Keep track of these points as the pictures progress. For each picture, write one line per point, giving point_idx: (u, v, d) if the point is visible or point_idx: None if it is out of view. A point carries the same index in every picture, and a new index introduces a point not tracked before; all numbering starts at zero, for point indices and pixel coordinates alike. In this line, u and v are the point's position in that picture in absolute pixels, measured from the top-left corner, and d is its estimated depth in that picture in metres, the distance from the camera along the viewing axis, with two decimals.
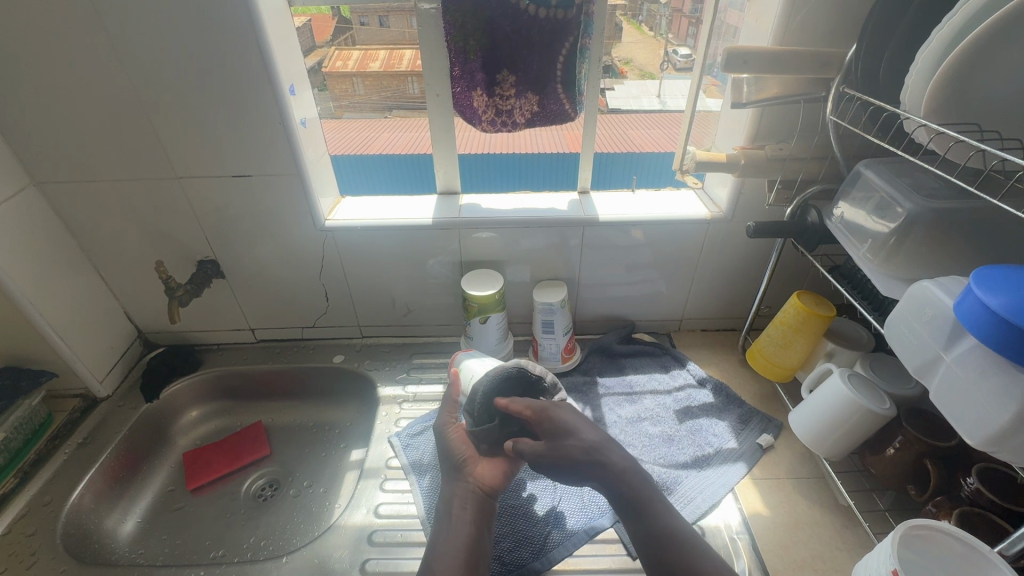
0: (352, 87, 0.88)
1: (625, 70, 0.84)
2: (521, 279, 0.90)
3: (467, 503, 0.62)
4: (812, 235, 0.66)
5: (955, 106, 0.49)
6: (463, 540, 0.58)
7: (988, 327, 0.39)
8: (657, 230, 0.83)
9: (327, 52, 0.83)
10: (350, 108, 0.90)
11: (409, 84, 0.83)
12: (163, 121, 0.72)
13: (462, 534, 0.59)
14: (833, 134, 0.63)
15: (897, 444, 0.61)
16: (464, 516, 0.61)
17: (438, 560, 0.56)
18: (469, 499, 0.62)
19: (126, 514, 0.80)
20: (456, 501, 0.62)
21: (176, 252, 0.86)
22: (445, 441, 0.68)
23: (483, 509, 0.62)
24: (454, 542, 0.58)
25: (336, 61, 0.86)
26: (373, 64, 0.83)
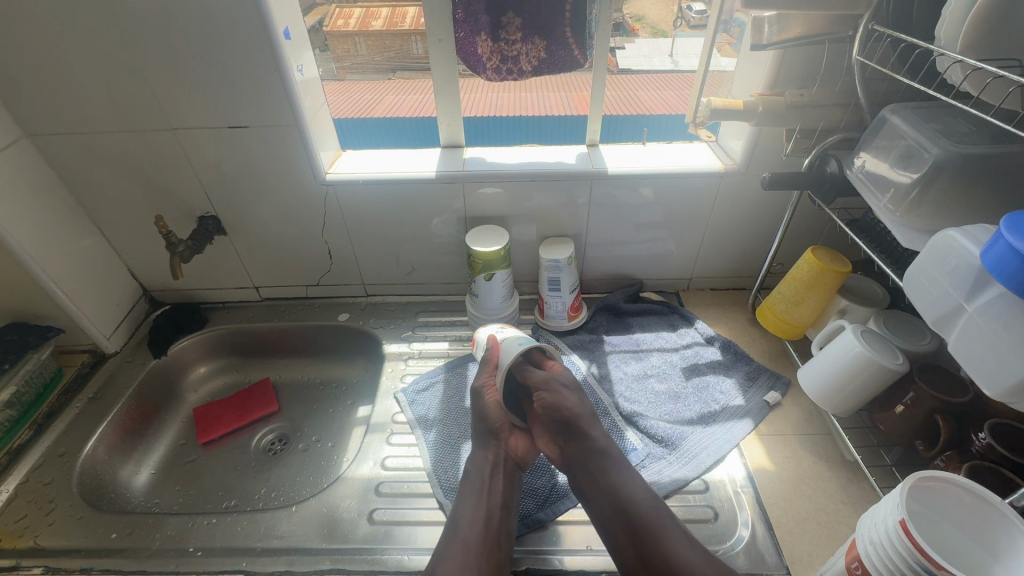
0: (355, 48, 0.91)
1: (637, 29, 0.79)
2: (527, 237, 0.89)
3: (498, 471, 0.63)
4: (832, 186, 0.64)
5: (997, 40, 0.45)
6: (490, 509, 0.59)
7: (1017, 272, 0.37)
8: (667, 185, 0.80)
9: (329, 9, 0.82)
10: (353, 69, 0.89)
11: (412, 43, 0.81)
12: (155, 68, 0.69)
13: (491, 502, 0.60)
14: (858, 77, 0.59)
15: (908, 401, 0.60)
16: (496, 485, 0.62)
17: (466, 520, 0.58)
18: (499, 466, 0.64)
19: (140, 466, 0.82)
20: (488, 468, 0.64)
21: (177, 207, 0.84)
22: (480, 403, 0.69)
23: (508, 475, 0.64)
24: (482, 506, 0.59)
25: (339, 20, 0.89)
26: (378, 24, 0.86)
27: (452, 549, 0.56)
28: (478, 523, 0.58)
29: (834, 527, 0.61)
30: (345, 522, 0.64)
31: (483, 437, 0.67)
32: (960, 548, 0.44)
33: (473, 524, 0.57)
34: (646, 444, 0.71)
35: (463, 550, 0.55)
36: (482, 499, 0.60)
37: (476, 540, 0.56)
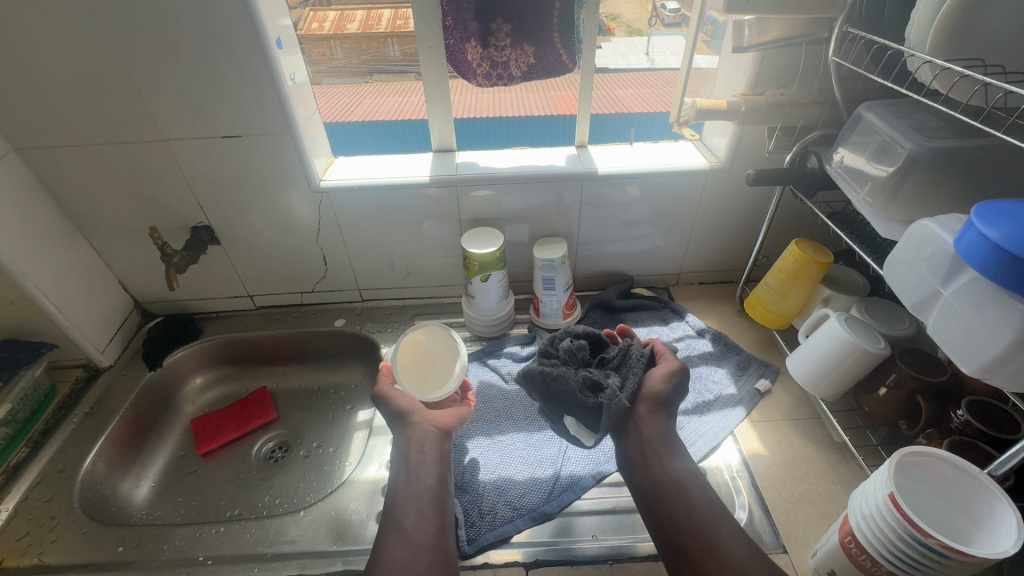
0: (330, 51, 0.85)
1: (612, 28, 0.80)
2: (519, 238, 0.90)
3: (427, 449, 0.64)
4: (812, 181, 0.67)
5: (963, 41, 0.48)
6: (424, 490, 0.60)
7: (988, 258, 0.40)
8: (656, 184, 0.83)
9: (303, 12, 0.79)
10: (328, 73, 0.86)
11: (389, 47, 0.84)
12: (146, 79, 0.69)
13: (426, 481, 0.61)
14: (834, 77, 0.62)
15: (891, 382, 0.63)
16: (425, 461, 0.63)
17: (404, 507, 0.59)
18: (427, 445, 0.64)
19: (140, 479, 0.81)
20: (414, 449, 0.64)
21: (169, 218, 0.84)
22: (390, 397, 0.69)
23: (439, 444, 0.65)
24: (421, 487, 0.61)
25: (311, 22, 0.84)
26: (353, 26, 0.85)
27: (394, 541, 0.56)
28: (414, 508, 0.59)
29: (826, 506, 0.63)
30: (354, 524, 0.65)
31: (402, 424, 0.66)
32: (945, 525, 0.47)
33: (414, 512, 0.58)
34: None
35: (407, 542, 0.56)
36: (413, 480, 0.62)
37: (414, 526, 0.57)
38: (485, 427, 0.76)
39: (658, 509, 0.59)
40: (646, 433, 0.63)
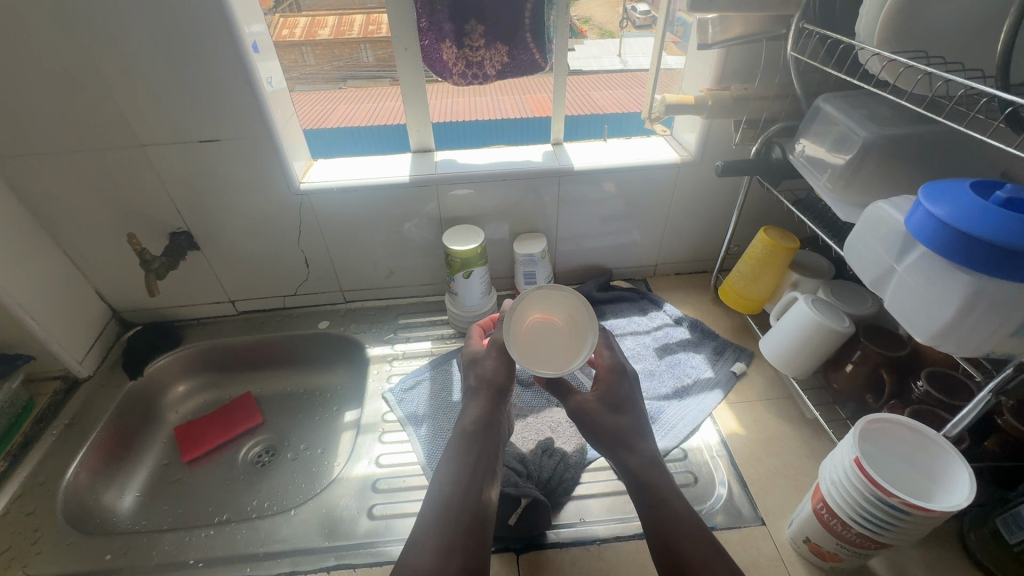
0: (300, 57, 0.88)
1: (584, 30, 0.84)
2: (500, 234, 0.92)
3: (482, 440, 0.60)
4: (777, 171, 0.71)
5: (907, 34, 0.52)
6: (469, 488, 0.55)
7: (934, 234, 0.44)
8: (630, 178, 0.85)
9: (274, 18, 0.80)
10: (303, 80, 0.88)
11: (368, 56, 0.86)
12: (119, 85, 0.69)
13: (474, 479, 0.56)
14: (793, 71, 0.66)
15: (856, 359, 0.67)
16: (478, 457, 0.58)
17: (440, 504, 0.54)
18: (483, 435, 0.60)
19: (124, 489, 0.80)
20: (468, 441, 0.59)
21: (146, 224, 0.83)
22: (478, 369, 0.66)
23: (473, 436, 0.59)
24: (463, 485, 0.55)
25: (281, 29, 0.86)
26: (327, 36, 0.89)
27: (427, 542, 0.51)
28: (453, 508, 0.54)
29: (800, 480, 0.67)
30: (346, 520, 0.65)
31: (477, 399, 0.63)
32: (924, 488, 0.49)
33: (452, 512, 0.53)
34: None
35: (439, 544, 0.51)
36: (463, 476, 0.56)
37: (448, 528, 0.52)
38: None
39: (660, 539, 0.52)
40: (641, 454, 0.58)
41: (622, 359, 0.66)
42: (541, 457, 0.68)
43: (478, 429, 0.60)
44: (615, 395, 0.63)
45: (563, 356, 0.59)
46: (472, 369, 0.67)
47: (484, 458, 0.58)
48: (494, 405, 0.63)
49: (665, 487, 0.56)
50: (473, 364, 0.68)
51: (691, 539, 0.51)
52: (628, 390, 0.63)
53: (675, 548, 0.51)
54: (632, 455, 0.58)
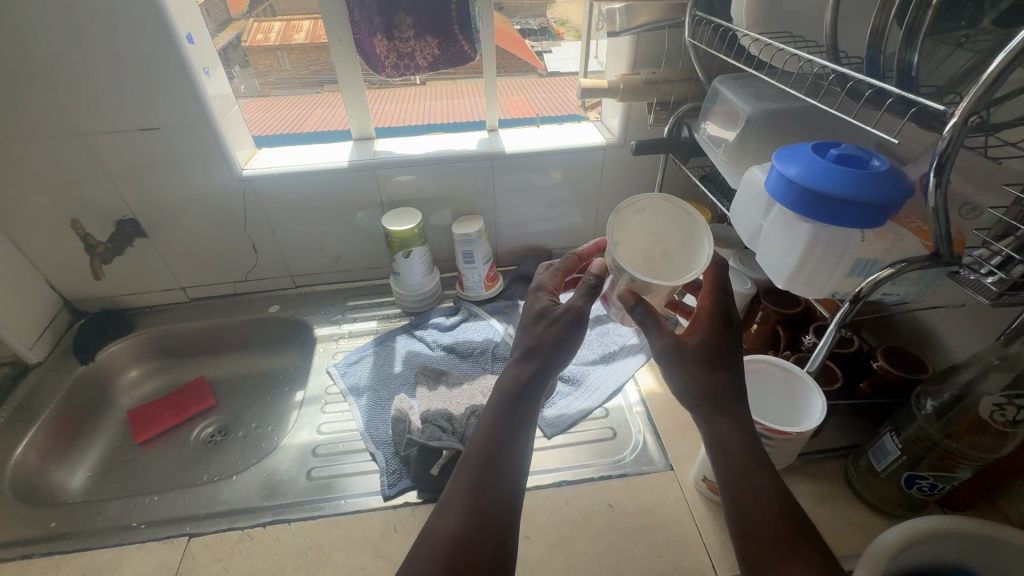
0: (278, 61, 0.96)
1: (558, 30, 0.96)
2: (441, 217, 0.96)
3: (526, 399, 0.53)
4: (685, 149, 0.77)
5: (773, 17, 0.58)
6: (509, 452, 0.50)
7: (784, 191, 0.49)
8: (560, 160, 0.91)
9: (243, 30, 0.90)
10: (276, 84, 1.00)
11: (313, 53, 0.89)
12: (59, 74, 0.72)
13: (515, 442, 0.51)
14: (693, 56, 0.71)
15: (760, 319, 0.73)
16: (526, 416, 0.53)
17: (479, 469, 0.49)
18: (532, 393, 0.54)
19: (75, 469, 0.83)
20: (514, 401, 0.53)
21: (92, 212, 0.86)
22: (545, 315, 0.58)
23: (514, 393, 0.53)
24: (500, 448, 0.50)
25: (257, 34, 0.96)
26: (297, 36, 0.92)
27: (462, 506, 0.47)
28: (496, 471, 0.49)
29: None
30: (285, 481, 0.69)
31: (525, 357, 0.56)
32: (791, 416, 0.56)
33: (496, 476, 0.49)
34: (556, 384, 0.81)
35: (478, 510, 0.47)
36: (506, 442, 0.51)
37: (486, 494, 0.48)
38: (411, 388, 0.81)
39: (740, 507, 0.47)
40: (730, 420, 0.51)
41: (729, 307, 0.56)
42: (468, 418, 0.72)
43: (526, 385, 0.54)
44: (717, 347, 0.53)
45: (699, 252, 0.54)
46: (535, 322, 0.58)
47: (524, 418, 0.53)
48: (554, 356, 0.55)
49: (750, 455, 0.49)
50: (539, 316, 0.58)
51: (772, 508, 0.46)
52: (730, 342, 0.54)
53: (754, 517, 0.46)
54: (724, 417, 0.51)
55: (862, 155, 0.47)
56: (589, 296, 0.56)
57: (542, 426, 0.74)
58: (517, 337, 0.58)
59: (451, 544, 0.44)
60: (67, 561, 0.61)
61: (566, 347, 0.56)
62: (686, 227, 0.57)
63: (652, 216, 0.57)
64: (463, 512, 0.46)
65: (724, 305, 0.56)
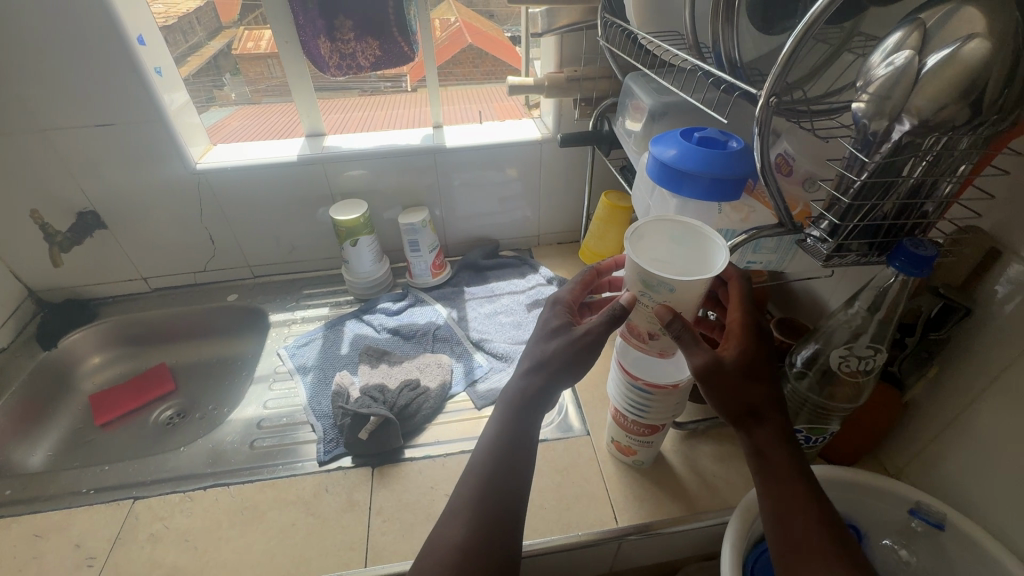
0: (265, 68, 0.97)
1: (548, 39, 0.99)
2: (390, 209, 1.02)
3: (535, 407, 0.52)
4: (605, 141, 0.83)
5: (660, 18, 0.64)
6: (518, 458, 0.50)
7: (656, 171, 0.55)
8: (499, 154, 0.97)
9: (237, 32, 0.95)
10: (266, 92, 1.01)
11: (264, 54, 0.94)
12: (18, 72, 0.77)
13: (522, 451, 0.51)
14: (608, 56, 0.76)
15: None
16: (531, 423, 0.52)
17: (489, 475, 0.49)
18: (544, 398, 0.52)
19: (36, 448, 0.87)
20: (526, 411, 0.52)
21: (53, 204, 0.90)
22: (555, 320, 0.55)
23: (526, 405, 0.52)
24: (508, 459, 0.50)
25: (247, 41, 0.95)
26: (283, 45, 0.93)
27: (468, 511, 0.47)
28: (504, 479, 0.49)
29: None
30: (230, 451, 0.74)
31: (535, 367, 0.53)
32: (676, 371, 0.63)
33: (506, 484, 0.49)
34: (490, 361, 0.86)
35: (488, 516, 0.47)
36: (515, 451, 0.50)
37: (495, 500, 0.48)
38: (354, 367, 0.86)
39: (778, 517, 0.47)
40: (770, 428, 0.49)
41: (759, 320, 0.52)
42: (402, 390, 0.77)
43: (534, 398, 0.52)
44: (754, 359, 0.49)
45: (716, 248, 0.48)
46: (549, 337, 0.54)
47: (532, 431, 0.52)
48: (571, 373, 0.52)
49: (785, 464, 0.48)
50: (554, 332, 0.54)
51: (807, 512, 0.46)
52: (768, 355, 0.50)
53: (792, 522, 0.46)
54: (763, 427, 0.49)
55: (722, 138, 0.55)
56: (610, 325, 0.50)
57: (474, 399, 0.79)
58: (528, 350, 0.54)
59: (461, 551, 0.45)
60: (19, 523, 0.66)
61: (584, 364, 0.52)
62: (696, 246, 0.50)
63: (657, 240, 0.51)
64: (466, 522, 0.46)
65: (755, 320, 0.51)
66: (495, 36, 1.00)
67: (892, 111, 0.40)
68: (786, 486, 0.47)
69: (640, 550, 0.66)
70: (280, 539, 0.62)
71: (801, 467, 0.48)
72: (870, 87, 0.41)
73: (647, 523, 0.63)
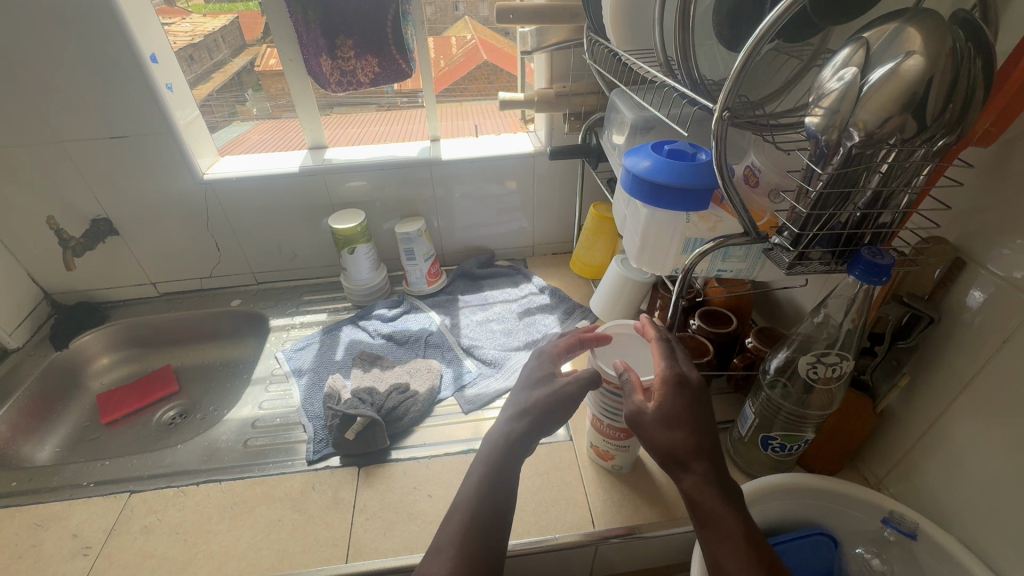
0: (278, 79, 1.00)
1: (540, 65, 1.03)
2: (388, 218, 1.06)
3: (519, 451, 0.54)
4: (594, 154, 0.85)
5: (638, 37, 0.67)
6: (497, 493, 0.51)
7: (627, 180, 0.58)
8: (492, 166, 1.00)
9: (257, 50, 1.00)
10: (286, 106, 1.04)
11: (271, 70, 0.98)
12: (40, 89, 0.82)
13: (501, 490, 0.51)
14: (595, 73, 0.79)
15: (659, 307, 0.81)
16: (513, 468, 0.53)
17: (465, 510, 0.50)
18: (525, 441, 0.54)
19: (43, 443, 0.91)
20: (506, 452, 0.53)
21: (68, 210, 0.95)
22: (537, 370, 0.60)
23: (510, 447, 0.54)
24: (489, 493, 0.51)
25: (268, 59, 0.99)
26: None
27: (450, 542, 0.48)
28: (483, 514, 0.49)
29: None
30: (223, 449, 0.77)
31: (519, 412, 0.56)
32: None
33: (485, 522, 0.49)
34: (479, 367, 0.88)
35: (465, 547, 0.47)
36: (494, 488, 0.51)
37: (474, 534, 0.48)
38: (348, 371, 0.88)
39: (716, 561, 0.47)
40: (695, 472, 0.49)
41: (683, 370, 0.54)
42: (391, 393, 0.79)
43: (519, 440, 0.54)
44: (679, 410, 0.50)
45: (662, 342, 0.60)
46: (532, 385, 0.58)
47: (514, 474, 0.53)
48: (549, 420, 0.56)
49: (712, 506, 0.48)
50: (537, 381, 0.59)
51: (734, 557, 0.46)
52: (689, 403, 0.51)
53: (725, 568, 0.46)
54: (687, 474, 0.49)
55: (690, 150, 0.57)
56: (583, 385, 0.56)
57: (462, 404, 0.81)
58: (512, 399, 0.58)
59: None
60: (21, 513, 0.69)
61: (563, 413, 0.56)
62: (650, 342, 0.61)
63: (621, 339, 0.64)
64: (451, 561, 0.46)
65: (678, 370, 0.53)
66: (509, 53, 1.09)
67: (841, 124, 0.42)
68: (719, 530, 0.47)
69: (618, 555, 0.67)
70: (266, 533, 0.65)
71: (729, 513, 0.47)
72: (823, 100, 0.43)
73: (624, 527, 0.64)
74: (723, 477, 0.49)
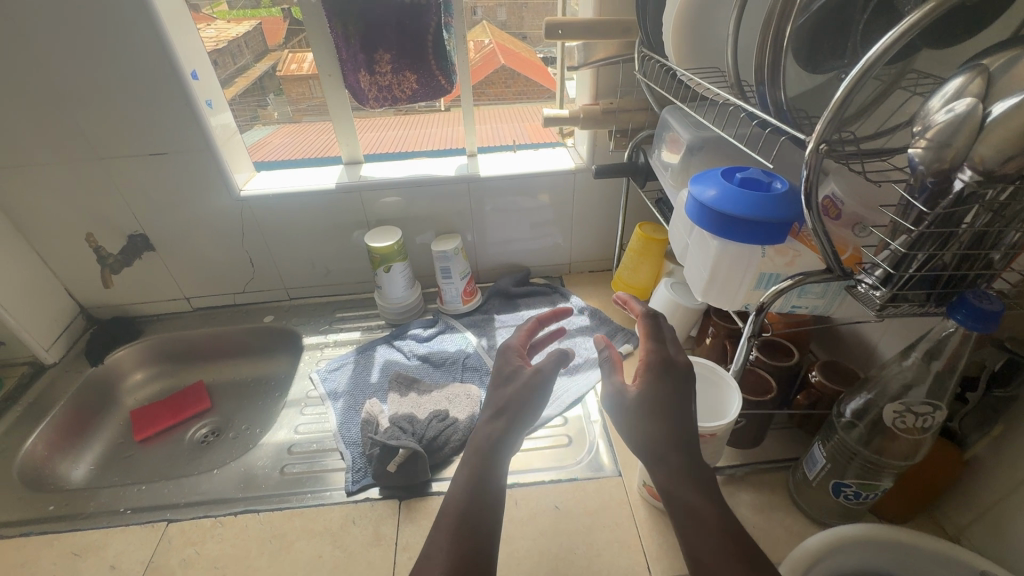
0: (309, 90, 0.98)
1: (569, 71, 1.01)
2: (424, 235, 1.03)
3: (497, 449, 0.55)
4: (641, 173, 0.82)
5: (699, 55, 0.64)
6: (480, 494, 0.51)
7: (691, 208, 0.55)
8: (531, 183, 0.97)
9: (280, 54, 0.97)
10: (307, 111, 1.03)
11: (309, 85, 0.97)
12: (82, 107, 0.82)
13: (483, 493, 0.51)
14: (644, 90, 0.75)
15: (711, 334, 0.77)
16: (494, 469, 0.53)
17: (448, 511, 0.50)
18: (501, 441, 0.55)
19: (78, 462, 0.90)
20: (485, 447, 0.55)
21: (106, 226, 0.95)
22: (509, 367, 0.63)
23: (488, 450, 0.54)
24: (469, 493, 0.51)
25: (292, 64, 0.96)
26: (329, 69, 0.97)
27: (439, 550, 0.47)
28: (468, 517, 0.49)
29: None
30: (260, 476, 0.75)
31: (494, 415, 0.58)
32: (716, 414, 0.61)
33: (468, 524, 0.48)
34: None
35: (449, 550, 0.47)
36: (474, 488, 0.51)
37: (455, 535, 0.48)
38: (384, 393, 0.86)
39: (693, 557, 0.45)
40: (672, 462, 0.49)
41: (670, 354, 0.55)
42: (431, 421, 0.77)
43: (498, 440, 0.55)
44: (662, 394, 0.52)
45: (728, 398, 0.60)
46: (503, 381, 0.61)
47: None
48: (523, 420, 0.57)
49: (688, 496, 0.47)
50: (507, 375, 0.62)
51: (710, 548, 0.44)
52: (673, 387, 0.52)
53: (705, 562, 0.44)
54: (662, 465, 0.49)
55: (765, 178, 0.54)
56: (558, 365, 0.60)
57: None
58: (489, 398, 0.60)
59: None
60: (58, 539, 0.68)
61: (533, 405, 0.58)
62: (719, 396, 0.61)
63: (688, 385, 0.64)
64: None
65: (664, 355, 0.55)
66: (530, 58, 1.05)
67: (953, 159, 0.38)
68: (695, 521, 0.46)
69: None
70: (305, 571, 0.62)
71: (708, 506, 0.46)
72: (928, 132, 0.39)
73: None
74: (703, 467, 0.49)
